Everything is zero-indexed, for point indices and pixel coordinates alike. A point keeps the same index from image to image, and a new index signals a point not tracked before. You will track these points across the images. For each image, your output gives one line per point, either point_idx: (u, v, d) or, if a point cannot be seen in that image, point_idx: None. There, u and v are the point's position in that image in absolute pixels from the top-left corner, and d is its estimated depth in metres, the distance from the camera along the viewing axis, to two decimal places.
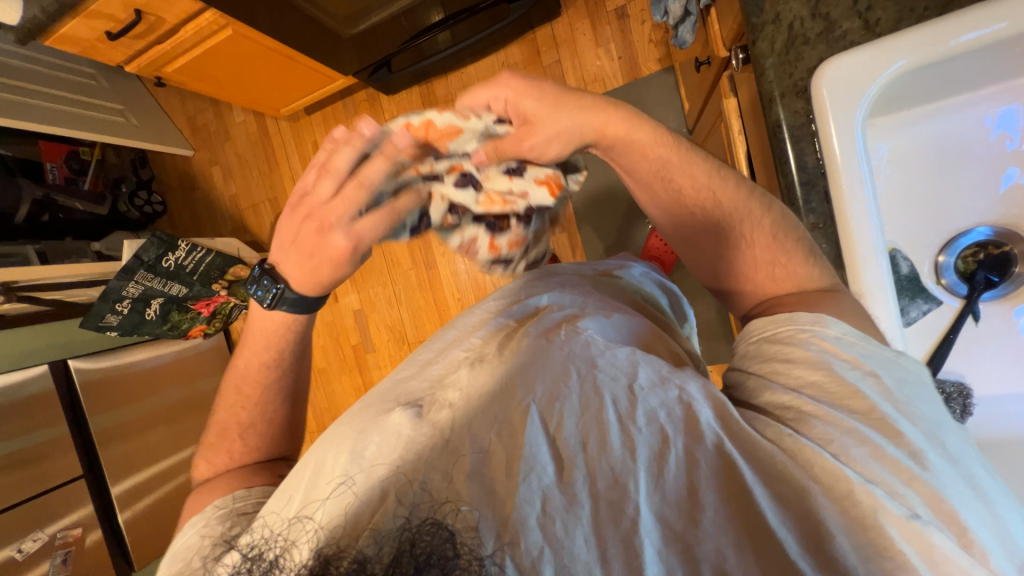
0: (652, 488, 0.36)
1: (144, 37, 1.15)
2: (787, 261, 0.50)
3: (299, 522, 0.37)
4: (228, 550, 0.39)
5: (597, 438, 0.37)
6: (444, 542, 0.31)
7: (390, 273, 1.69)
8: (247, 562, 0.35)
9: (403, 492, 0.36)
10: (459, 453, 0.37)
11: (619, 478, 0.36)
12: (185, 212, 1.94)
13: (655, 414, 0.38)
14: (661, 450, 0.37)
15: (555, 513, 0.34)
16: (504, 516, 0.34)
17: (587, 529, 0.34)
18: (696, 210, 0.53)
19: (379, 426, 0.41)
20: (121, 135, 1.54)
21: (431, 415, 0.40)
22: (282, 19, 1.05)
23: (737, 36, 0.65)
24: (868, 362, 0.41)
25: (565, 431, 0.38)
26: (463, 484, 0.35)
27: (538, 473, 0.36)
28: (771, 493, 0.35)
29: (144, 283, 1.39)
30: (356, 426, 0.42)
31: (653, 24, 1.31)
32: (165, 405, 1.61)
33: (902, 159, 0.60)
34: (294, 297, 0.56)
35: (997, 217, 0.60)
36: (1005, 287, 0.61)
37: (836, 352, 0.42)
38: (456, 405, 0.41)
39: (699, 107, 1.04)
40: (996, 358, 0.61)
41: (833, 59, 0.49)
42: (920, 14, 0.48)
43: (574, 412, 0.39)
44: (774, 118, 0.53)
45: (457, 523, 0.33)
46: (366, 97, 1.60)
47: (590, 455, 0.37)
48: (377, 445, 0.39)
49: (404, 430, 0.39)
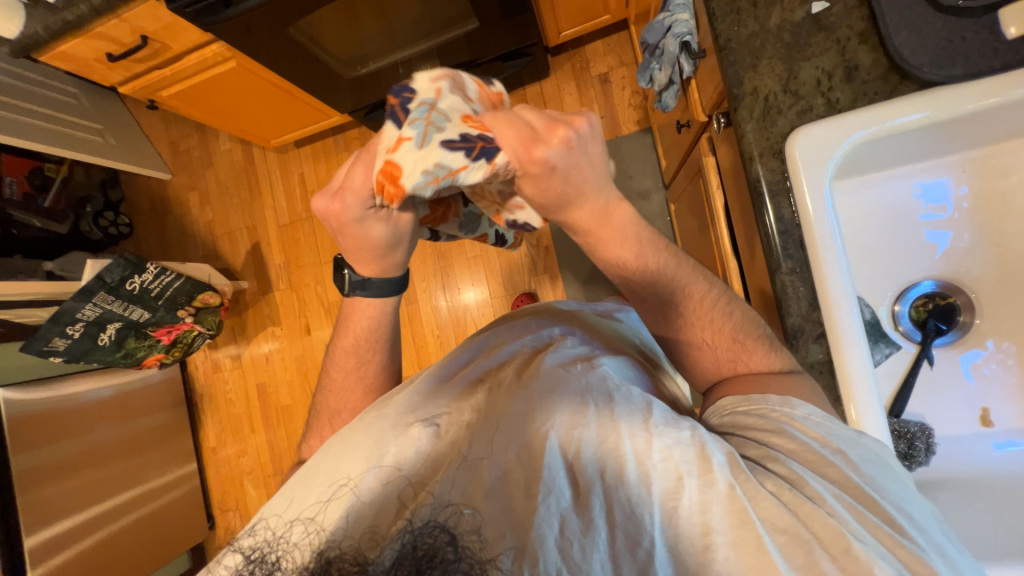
0: (665, 523, 0.38)
1: (145, 61, 1.15)
2: (761, 361, 0.53)
3: (301, 524, 0.42)
4: (231, 549, 0.43)
5: (613, 468, 0.40)
6: (444, 545, 0.38)
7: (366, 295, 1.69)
8: (251, 563, 0.41)
9: (418, 505, 0.41)
10: (479, 466, 0.42)
11: (635, 510, 0.39)
12: (152, 235, 1.87)
13: (670, 451, 0.40)
14: (675, 487, 0.39)
15: (573, 536, 0.38)
16: (524, 534, 0.38)
17: (603, 555, 0.38)
18: (656, 314, 0.56)
19: (398, 438, 0.46)
20: (97, 154, 1.49)
21: (449, 434, 0.46)
22: (288, 56, 1.09)
23: (717, 103, 0.73)
24: (834, 440, 0.44)
25: (583, 459, 0.41)
26: (480, 498, 0.40)
27: (556, 495, 0.39)
28: (777, 545, 0.37)
29: (103, 305, 1.29)
30: (370, 435, 0.47)
31: (633, 91, 1.44)
32: (100, 442, 1.43)
33: (860, 216, 0.68)
34: (358, 280, 0.60)
35: (941, 272, 0.67)
36: (954, 334, 0.67)
37: (805, 431, 0.45)
38: (472, 424, 0.46)
39: (676, 165, 1.14)
40: (951, 402, 0.66)
41: (802, 128, 0.57)
42: (871, 97, 0.56)
43: (591, 443, 0.42)
44: (754, 174, 0.59)
45: (460, 526, 0.39)
46: (358, 135, 1.67)
47: (607, 484, 0.40)
48: (395, 454, 0.45)
49: (422, 443, 0.45)
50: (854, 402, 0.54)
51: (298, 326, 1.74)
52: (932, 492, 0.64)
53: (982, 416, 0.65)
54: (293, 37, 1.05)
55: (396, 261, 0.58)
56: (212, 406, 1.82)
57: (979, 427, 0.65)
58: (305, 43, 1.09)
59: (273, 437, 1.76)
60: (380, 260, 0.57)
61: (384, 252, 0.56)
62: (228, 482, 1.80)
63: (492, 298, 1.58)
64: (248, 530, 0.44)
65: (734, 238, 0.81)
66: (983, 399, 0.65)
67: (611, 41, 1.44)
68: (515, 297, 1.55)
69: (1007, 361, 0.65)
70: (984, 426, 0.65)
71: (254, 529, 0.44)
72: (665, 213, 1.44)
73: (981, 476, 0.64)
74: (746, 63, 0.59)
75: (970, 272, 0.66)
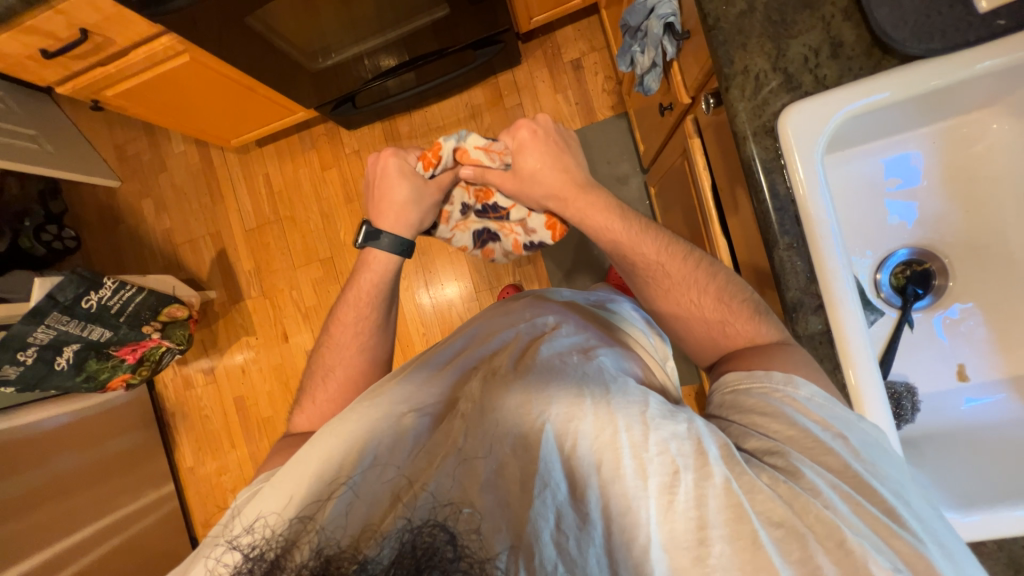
0: (662, 517, 0.38)
1: (86, 58, 1.05)
2: (750, 330, 0.57)
3: (300, 522, 0.39)
4: (229, 549, 0.40)
5: (610, 458, 0.40)
6: (444, 544, 0.33)
7: None
8: (248, 562, 0.36)
9: (413, 497, 0.39)
10: (474, 460, 0.41)
11: (631, 503, 0.39)
12: (104, 247, 1.74)
13: (666, 445, 0.41)
14: (672, 480, 0.39)
15: (569, 531, 0.37)
16: (520, 528, 0.37)
17: (600, 551, 0.37)
18: (639, 280, 0.62)
19: (393, 430, 0.45)
20: (37, 162, 1.36)
21: (445, 425, 0.45)
22: (248, 47, 1.03)
23: (704, 84, 0.73)
24: (834, 424, 0.45)
25: (580, 451, 0.41)
26: (477, 493, 0.38)
27: (552, 490, 0.39)
28: (773, 538, 0.37)
29: (57, 327, 1.18)
30: (366, 425, 0.46)
31: (606, 76, 1.44)
32: (63, 472, 1.32)
33: (842, 189, 0.71)
34: (373, 232, 0.68)
35: (915, 240, 0.71)
36: (931, 297, 0.71)
37: (807, 413, 0.46)
38: (469, 415, 0.45)
39: (656, 149, 1.15)
40: (931, 361, 0.70)
41: (793, 105, 0.58)
42: (857, 73, 0.58)
43: (587, 435, 0.42)
44: (748, 153, 0.60)
45: (459, 524, 0.36)
46: (325, 132, 1.60)
47: (605, 477, 0.40)
48: (391, 446, 0.44)
49: (416, 434, 0.45)
50: (854, 365, 0.57)
51: (273, 334, 1.66)
52: (916, 447, 0.68)
53: (958, 370, 0.70)
54: (252, 27, 0.98)
55: (414, 223, 0.69)
56: (186, 424, 1.73)
57: (957, 381, 0.70)
58: (264, 33, 1.02)
59: (254, 450, 1.68)
60: (409, 218, 0.68)
61: (418, 211, 0.69)
62: (209, 501, 1.72)
63: (475, 291, 1.56)
64: (246, 528, 0.41)
65: (723, 217, 0.83)
66: (958, 355, 0.70)
67: (582, 26, 1.44)
68: (499, 289, 1.53)
69: (976, 325, 0.69)
70: (961, 379, 0.69)
71: (253, 527, 0.41)
72: (644, 197, 1.45)
73: (959, 428, 0.68)
74: (736, 42, 0.60)
75: (943, 239, 0.70)
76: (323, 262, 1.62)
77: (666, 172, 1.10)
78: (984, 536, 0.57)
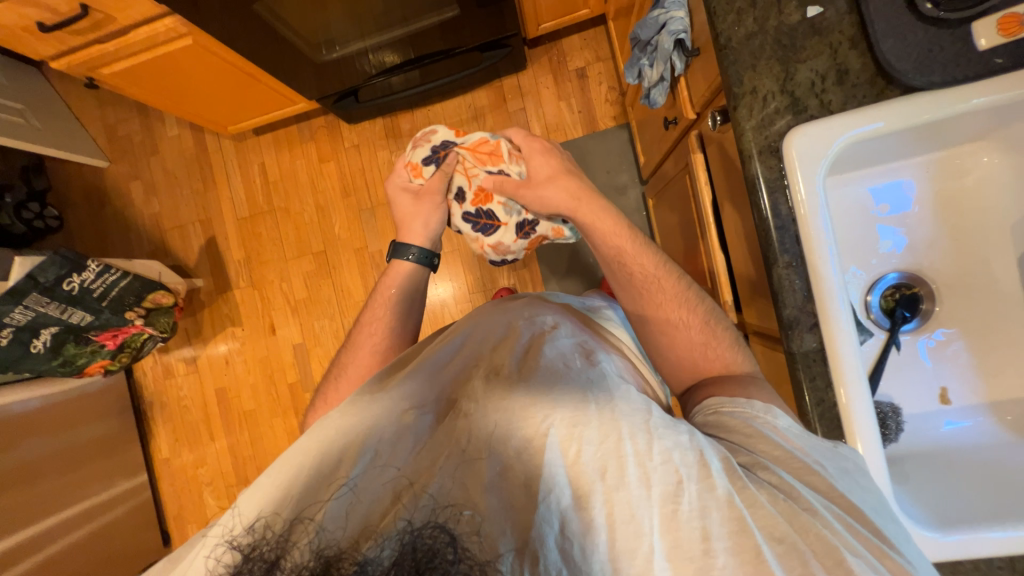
0: (665, 528, 0.38)
1: (83, 34, 1.02)
2: (727, 355, 0.59)
3: (297, 522, 0.37)
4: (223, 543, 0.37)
5: (614, 466, 0.40)
6: (444, 546, 0.33)
7: (337, 292, 1.59)
8: (246, 562, 0.35)
9: (414, 497, 0.38)
10: (477, 461, 0.41)
11: (636, 512, 0.38)
12: (88, 228, 1.69)
13: (670, 454, 0.41)
14: (676, 490, 0.40)
15: (573, 536, 0.37)
16: (523, 531, 0.37)
17: (603, 557, 0.37)
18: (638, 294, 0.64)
19: (394, 426, 0.44)
20: (24, 137, 1.32)
21: (448, 424, 0.45)
22: (253, 34, 1.01)
23: (710, 101, 0.75)
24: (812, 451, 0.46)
25: (584, 458, 0.41)
26: (480, 495, 0.38)
27: (556, 494, 0.39)
28: (775, 554, 0.37)
29: (35, 309, 1.15)
30: (366, 421, 0.45)
31: (609, 86, 1.46)
32: (33, 459, 1.28)
33: (839, 209, 0.73)
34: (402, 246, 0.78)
35: (905, 265, 0.73)
36: (917, 321, 0.73)
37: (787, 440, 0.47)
38: (472, 415, 0.45)
39: (657, 161, 1.17)
40: (918, 383, 0.72)
41: (799, 127, 0.60)
42: (860, 100, 0.60)
43: (591, 442, 0.42)
44: (753, 172, 0.62)
45: (459, 526, 0.36)
46: (325, 123, 1.58)
47: (608, 484, 0.40)
48: (392, 443, 0.43)
49: (418, 432, 0.44)
50: (848, 387, 0.58)
51: (260, 326, 1.63)
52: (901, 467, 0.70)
53: (943, 396, 0.72)
54: (258, 13, 0.97)
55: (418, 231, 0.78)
56: (164, 414, 1.68)
57: (941, 404, 0.72)
58: (271, 20, 1.01)
59: (234, 443, 1.65)
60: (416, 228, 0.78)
61: (423, 222, 0.79)
62: (184, 495, 1.67)
63: (468, 293, 1.55)
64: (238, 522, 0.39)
65: (722, 233, 0.84)
66: (945, 381, 0.72)
67: (588, 36, 1.45)
68: (493, 292, 1.53)
69: (962, 350, 0.71)
70: (945, 403, 0.71)
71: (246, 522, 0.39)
72: (641, 208, 1.46)
73: (942, 450, 0.70)
74: (746, 64, 0.61)
75: (931, 266, 0.72)
76: (315, 254, 1.60)
77: (665, 185, 1.12)
78: (963, 555, 0.59)
